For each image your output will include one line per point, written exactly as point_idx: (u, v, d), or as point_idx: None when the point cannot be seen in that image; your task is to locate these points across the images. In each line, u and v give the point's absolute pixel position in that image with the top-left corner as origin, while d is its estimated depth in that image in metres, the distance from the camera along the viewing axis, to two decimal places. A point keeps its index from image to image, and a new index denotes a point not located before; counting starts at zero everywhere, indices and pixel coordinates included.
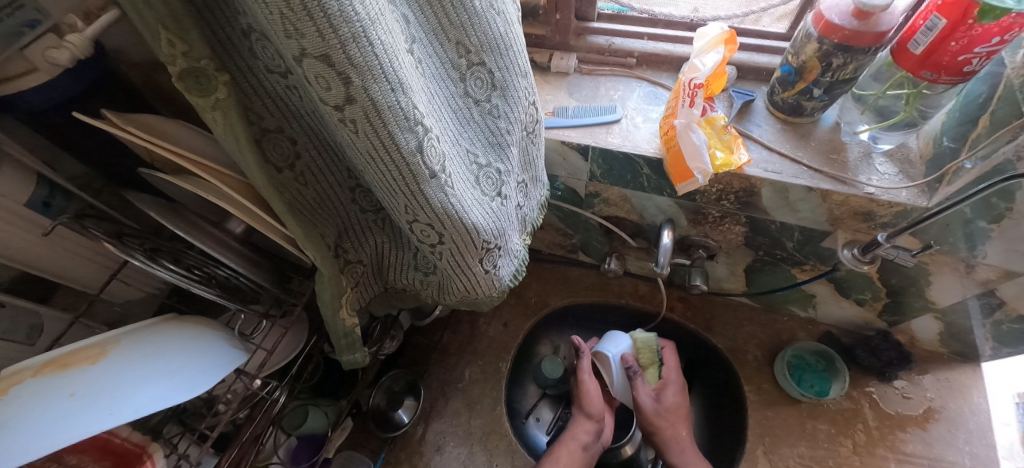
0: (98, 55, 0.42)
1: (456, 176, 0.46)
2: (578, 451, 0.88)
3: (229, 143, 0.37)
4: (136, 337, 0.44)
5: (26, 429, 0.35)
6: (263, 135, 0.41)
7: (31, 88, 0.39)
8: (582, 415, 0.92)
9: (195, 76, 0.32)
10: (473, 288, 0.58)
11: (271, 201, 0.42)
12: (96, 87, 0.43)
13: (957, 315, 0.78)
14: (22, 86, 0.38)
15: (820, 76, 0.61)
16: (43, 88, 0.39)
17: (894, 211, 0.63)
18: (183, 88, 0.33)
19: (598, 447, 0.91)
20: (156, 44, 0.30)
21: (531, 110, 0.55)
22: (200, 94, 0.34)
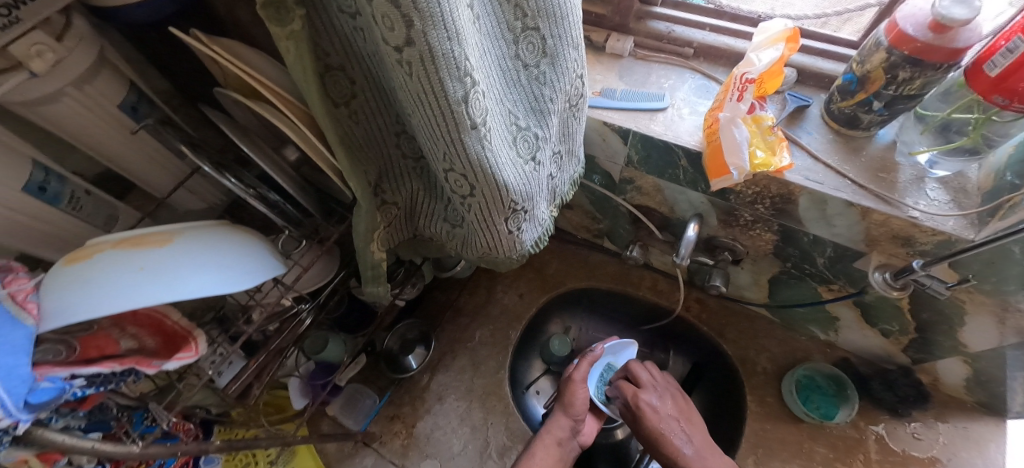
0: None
1: (495, 132, 0.48)
2: (555, 450, 0.84)
3: (297, 70, 0.40)
4: (198, 233, 0.50)
5: (101, 289, 0.41)
6: (326, 71, 0.44)
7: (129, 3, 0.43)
8: (563, 414, 0.88)
9: (276, 6, 0.35)
10: (495, 246, 0.60)
11: (326, 132, 0.45)
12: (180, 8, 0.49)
13: (987, 362, 0.75)
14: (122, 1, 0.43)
15: (883, 89, 0.58)
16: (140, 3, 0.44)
17: (936, 240, 0.60)
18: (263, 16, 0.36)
19: (576, 450, 0.88)
20: None
21: (577, 83, 0.56)
22: (277, 23, 0.36)
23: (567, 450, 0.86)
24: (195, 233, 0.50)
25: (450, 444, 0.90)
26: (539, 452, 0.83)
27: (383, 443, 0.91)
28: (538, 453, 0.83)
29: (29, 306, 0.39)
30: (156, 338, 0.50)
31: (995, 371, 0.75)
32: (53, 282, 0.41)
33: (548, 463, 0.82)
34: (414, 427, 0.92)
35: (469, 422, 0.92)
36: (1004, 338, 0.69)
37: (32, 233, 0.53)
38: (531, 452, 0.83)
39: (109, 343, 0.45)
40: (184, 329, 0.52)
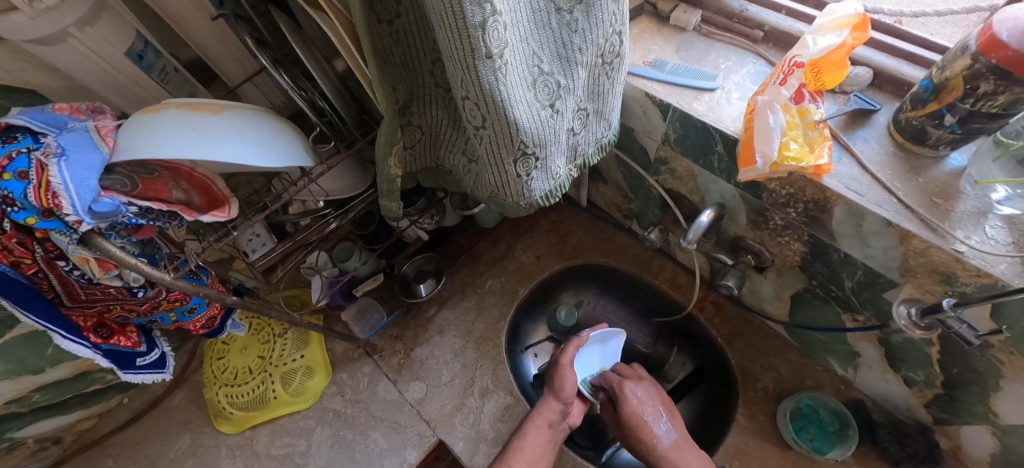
0: None
1: (513, 69, 0.49)
2: (545, 431, 0.83)
3: None
4: (247, 109, 0.55)
5: (160, 138, 0.47)
6: None
7: None
8: (553, 397, 0.87)
9: None
10: (503, 187, 0.62)
11: (363, 44, 0.47)
12: None
13: (1020, 439, 0.66)
14: None
15: (959, 101, 0.52)
16: None
17: (979, 283, 0.54)
18: None
19: (566, 432, 0.87)
20: None
21: (612, 39, 0.56)
22: None
23: (557, 431, 0.85)
24: (245, 109, 0.55)
25: (440, 374, 0.97)
26: (529, 432, 0.83)
27: (383, 357, 0.99)
28: (530, 434, 0.82)
29: (108, 140, 0.48)
30: (203, 197, 0.57)
31: None
32: (127, 124, 0.48)
33: (538, 445, 0.81)
34: (412, 350, 0.99)
35: (461, 359, 0.97)
36: None
37: (127, 95, 0.62)
38: (522, 434, 0.82)
39: (163, 189, 0.53)
40: (226, 196, 0.59)
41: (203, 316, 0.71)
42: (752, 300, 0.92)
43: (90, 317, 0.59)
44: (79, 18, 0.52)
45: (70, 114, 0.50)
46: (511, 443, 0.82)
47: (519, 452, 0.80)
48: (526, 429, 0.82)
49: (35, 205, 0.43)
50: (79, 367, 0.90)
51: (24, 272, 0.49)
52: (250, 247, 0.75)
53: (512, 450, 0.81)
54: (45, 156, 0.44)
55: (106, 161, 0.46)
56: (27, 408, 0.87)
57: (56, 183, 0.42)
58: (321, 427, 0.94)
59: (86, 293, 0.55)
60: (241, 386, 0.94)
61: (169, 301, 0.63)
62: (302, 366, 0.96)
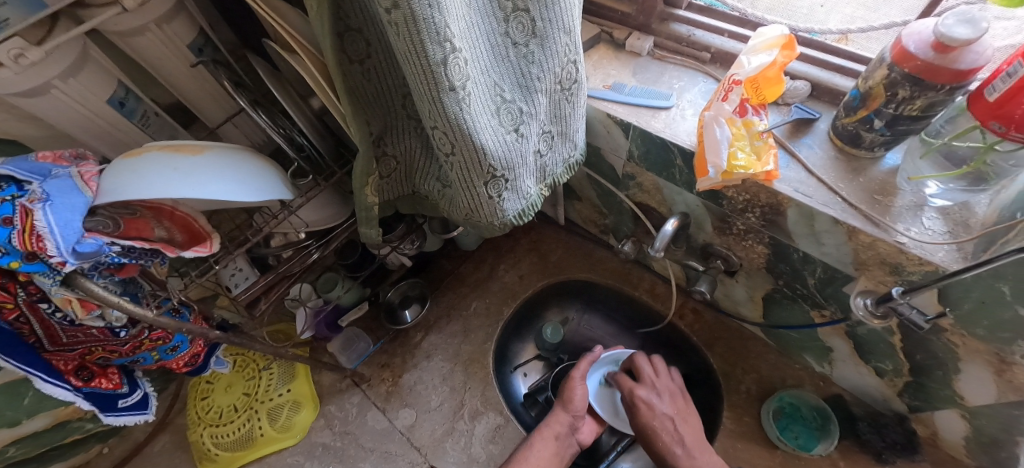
0: None
1: (477, 98, 0.53)
2: (553, 444, 0.84)
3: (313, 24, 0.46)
4: (225, 147, 0.57)
5: (143, 181, 0.49)
6: (343, 31, 0.50)
7: None
8: (562, 410, 0.88)
9: None
10: (477, 208, 0.65)
11: (335, 83, 0.51)
12: None
13: (987, 419, 0.69)
14: None
15: (883, 107, 0.57)
16: None
17: (924, 270, 0.58)
18: None
19: (574, 447, 0.87)
20: None
21: (569, 67, 0.60)
22: None
23: (564, 446, 0.86)
24: (223, 147, 0.57)
25: (428, 399, 0.97)
26: (536, 446, 0.83)
27: (371, 386, 0.99)
28: (536, 446, 0.83)
29: (91, 184, 0.49)
30: (184, 235, 0.59)
31: (994, 431, 0.70)
32: (109, 169, 0.50)
33: (544, 456, 0.82)
34: (400, 377, 1.00)
35: (450, 383, 0.98)
36: (1002, 394, 0.64)
37: (110, 140, 0.65)
38: (530, 445, 0.83)
39: (145, 227, 0.55)
40: (207, 233, 0.61)
41: (185, 354, 0.71)
42: (727, 305, 0.95)
43: (70, 361, 0.59)
44: (63, 71, 0.55)
45: (52, 161, 0.52)
46: (516, 457, 0.82)
47: (525, 464, 0.80)
48: (533, 441, 0.83)
49: (19, 249, 0.44)
50: (58, 416, 0.88)
51: (6, 317, 0.50)
52: (232, 282, 0.76)
53: (516, 462, 0.81)
54: (30, 201, 0.45)
55: (90, 204, 0.48)
56: (2, 464, 0.85)
57: (40, 226, 0.44)
58: (309, 463, 0.93)
59: (67, 336, 0.55)
60: (227, 425, 0.93)
61: (152, 340, 0.63)
62: (288, 400, 0.96)
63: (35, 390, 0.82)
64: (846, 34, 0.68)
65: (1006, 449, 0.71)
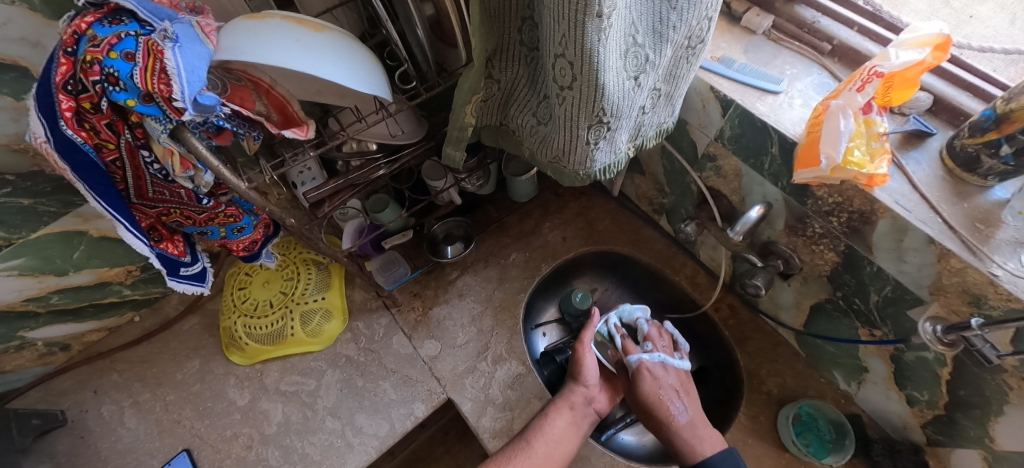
0: None
1: (613, 34, 0.50)
2: (568, 416, 0.84)
3: None
4: (342, 32, 0.55)
5: (262, 45, 0.48)
6: None
7: None
8: (576, 383, 0.88)
9: None
10: (570, 152, 0.64)
11: None
12: None
13: (1009, 465, 0.71)
14: None
15: (1019, 132, 0.54)
16: None
17: (1007, 307, 0.57)
18: None
19: (593, 419, 0.87)
20: None
21: (704, 23, 0.58)
22: None
23: (582, 416, 0.86)
24: (340, 32, 0.55)
25: (455, 335, 0.98)
26: (553, 416, 0.84)
27: (401, 312, 1.01)
28: (552, 417, 0.83)
29: (211, 38, 0.48)
30: (279, 115, 0.57)
31: None
32: (230, 28, 0.49)
33: (562, 427, 0.83)
34: (431, 309, 1.01)
35: (478, 325, 0.99)
36: None
37: (213, 5, 0.63)
38: (546, 415, 0.83)
39: (248, 99, 0.54)
40: (302, 119, 0.59)
41: (247, 238, 0.72)
42: (769, 306, 0.96)
43: (148, 218, 0.60)
44: None
45: (171, 8, 0.50)
46: (534, 425, 0.82)
47: (541, 433, 0.81)
48: (549, 411, 0.84)
49: (138, 88, 0.43)
50: (101, 276, 0.90)
51: (105, 158, 0.50)
52: (300, 179, 0.76)
53: (534, 430, 0.82)
54: (157, 39, 0.44)
55: (211, 56, 0.47)
56: (43, 309, 0.87)
57: (170, 66, 0.43)
58: (332, 370, 0.96)
59: (154, 191, 0.56)
60: (261, 318, 0.94)
61: (225, 215, 0.65)
62: (321, 307, 0.98)
63: (86, 246, 0.83)
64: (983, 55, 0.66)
65: None
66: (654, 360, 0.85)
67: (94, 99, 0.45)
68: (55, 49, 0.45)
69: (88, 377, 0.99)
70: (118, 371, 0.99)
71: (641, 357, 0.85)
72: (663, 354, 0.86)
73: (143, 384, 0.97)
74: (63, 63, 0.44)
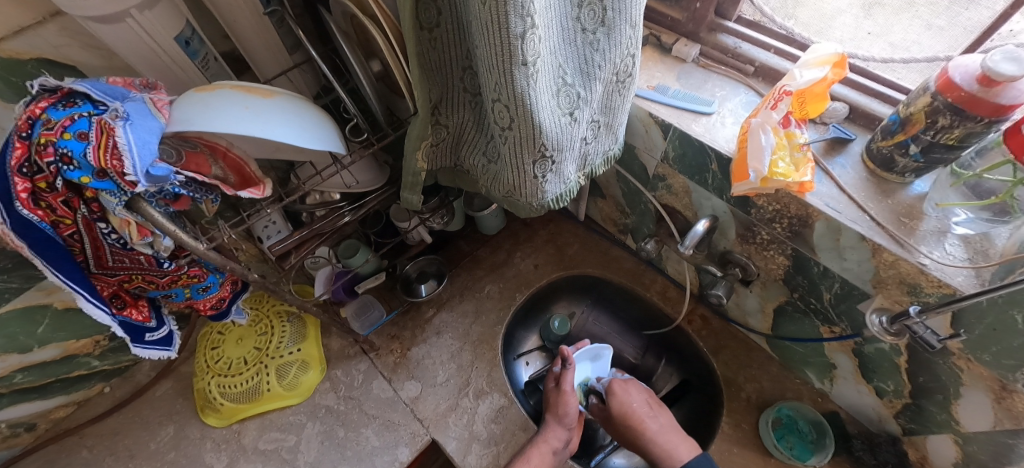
0: None
1: (542, 78, 0.54)
2: (549, 458, 0.84)
3: None
4: (292, 97, 0.58)
5: (213, 115, 0.51)
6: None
7: None
8: (555, 422, 0.89)
9: None
10: (520, 186, 0.67)
11: (409, 48, 0.53)
12: None
13: (979, 446, 0.73)
14: None
15: (921, 133, 0.59)
16: None
17: (941, 292, 0.60)
18: None
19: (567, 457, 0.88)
20: None
21: (628, 60, 0.63)
22: None
23: (559, 458, 0.86)
24: (290, 96, 0.58)
25: (435, 374, 0.98)
26: (533, 458, 0.83)
27: (379, 355, 1.01)
28: (534, 460, 0.83)
29: (164, 111, 0.51)
30: (236, 177, 0.59)
31: (985, 458, 0.73)
32: (182, 100, 0.52)
33: None
34: (408, 350, 1.01)
35: (458, 360, 1.00)
36: (999, 421, 0.67)
37: (168, 76, 0.65)
38: (527, 458, 0.83)
39: (204, 164, 0.56)
40: (259, 178, 0.61)
41: (215, 297, 0.73)
42: (737, 313, 0.99)
43: (109, 286, 0.61)
44: (141, 2, 0.55)
45: (124, 86, 0.53)
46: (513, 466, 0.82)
47: None
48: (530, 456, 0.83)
49: (92, 165, 0.46)
50: (67, 349, 0.88)
51: (62, 232, 0.51)
52: (265, 233, 0.76)
53: None
54: (109, 118, 0.47)
55: (163, 129, 0.50)
56: (7, 389, 0.84)
57: (120, 143, 0.46)
58: (312, 423, 0.95)
59: (114, 259, 0.58)
60: (235, 376, 0.93)
61: (188, 276, 0.66)
62: (297, 359, 0.97)
63: (50, 320, 0.81)
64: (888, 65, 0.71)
65: None
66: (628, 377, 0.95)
67: (49, 178, 0.47)
68: (11, 134, 0.47)
69: (59, 455, 0.96)
70: (89, 447, 0.96)
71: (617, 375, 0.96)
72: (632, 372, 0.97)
73: (116, 458, 0.95)
74: (18, 147, 0.47)
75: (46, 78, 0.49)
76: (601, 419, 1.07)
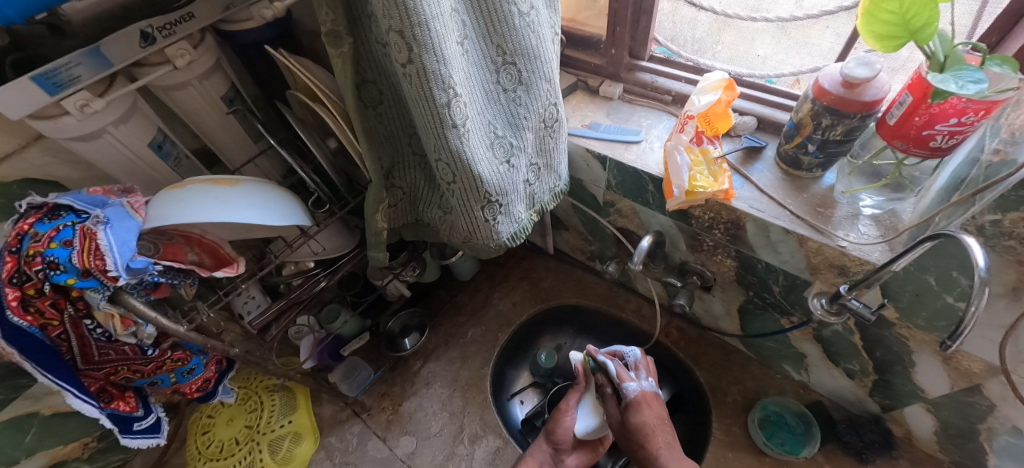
0: (278, 22, 0.72)
1: (474, 135, 0.62)
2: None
3: (341, 79, 0.56)
4: (257, 183, 0.64)
5: (185, 209, 0.57)
6: (361, 83, 0.60)
7: (246, 30, 0.69)
8: (543, 440, 0.91)
9: (332, 35, 0.51)
10: (475, 231, 0.74)
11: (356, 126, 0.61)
12: (280, 35, 0.73)
13: (948, 409, 0.76)
14: (242, 28, 0.68)
15: (812, 133, 0.68)
16: (254, 30, 0.69)
17: (865, 269, 0.66)
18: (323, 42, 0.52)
19: None
20: (319, 12, 0.50)
21: (552, 109, 0.71)
22: (333, 47, 0.52)
23: None
24: (255, 183, 0.64)
25: (429, 426, 1.00)
26: None
27: (371, 415, 1.02)
28: None
29: (140, 211, 0.57)
30: (212, 260, 0.65)
31: (957, 421, 0.76)
32: (156, 199, 0.58)
33: None
34: (400, 405, 1.03)
35: (449, 408, 1.02)
36: (954, 381, 0.71)
37: (143, 179, 0.72)
38: None
39: (180, 252, 0.61)
40: (233, 257, 0.67)
41: (199, 378, 0.76)
42: (708, 320, 1.04)
43: (96, 381, 0.65)
44: (116, 118, 0.63)
45: (103, 194, 0.59)
46: None
47: None
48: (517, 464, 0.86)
49: (77, 266, 0.51)
50: (56, 456, 0.88)
51: (50, 334, 0.56)
52: (245, 309, 0.79)
53: None
54: (91, 224, 0.52)
55: (141, 227, 0.56)
56: None
57: (103, 244, 0.51)
58: None
59: (100, 354, 0.61)
60: (227, 459, 0.94)
61: (172, 361, 0.69)
62: (289, 431, 0.98)
63: (38, 427, 0.82)
64: (799, 77, 0.81)
65: (972, 439, 0.78)
66: (648, 384, 0.83)
67: (37, 284, 0.52)
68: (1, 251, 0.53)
69: None
70: None
71: (638, 383, 0.82)
72: (653, 381, 0.84)
73: None
74: (8, 261, 0.52)
75: (32, 198, 0.55)
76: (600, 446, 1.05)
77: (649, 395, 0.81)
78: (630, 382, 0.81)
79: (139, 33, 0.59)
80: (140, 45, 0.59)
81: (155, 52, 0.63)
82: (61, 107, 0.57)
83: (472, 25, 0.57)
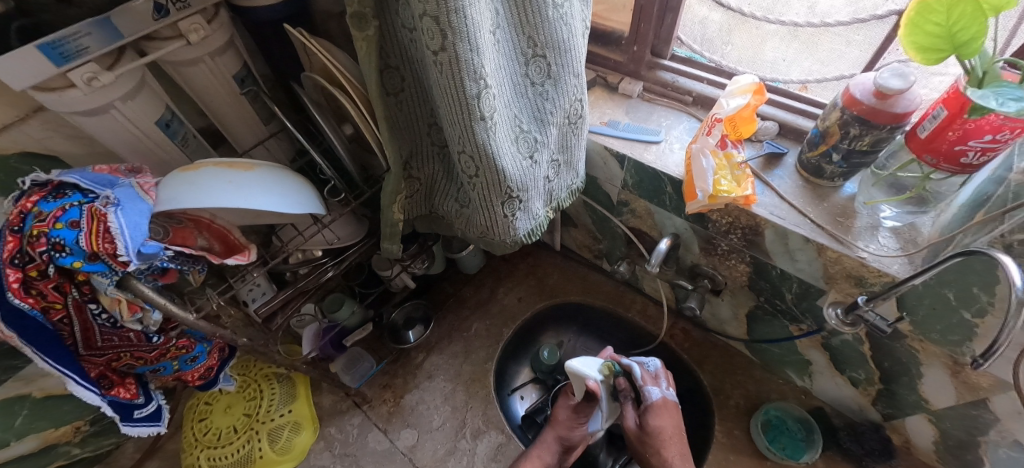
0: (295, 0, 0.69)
1: (500, 128, 0.60)
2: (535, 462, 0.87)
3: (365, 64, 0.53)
4: (271, 168, 0.62)
5: (199, 192, 0.54)
6: (385, 68, 0.58)
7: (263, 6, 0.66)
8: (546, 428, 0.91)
9: (359, 16, 0.49)
10: (493, 226, 0.72)
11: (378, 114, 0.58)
12: (297, 13, 0.71)
13: (950, 421, 0.77)
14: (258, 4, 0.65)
15: (839, 142, 0.67)
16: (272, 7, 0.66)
17: (883, 281, 0.66)
18: (349, 23, 0.49)
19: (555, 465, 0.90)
20: None
21: (577, 105, 0.70)
22: (359, 29, 0.50)
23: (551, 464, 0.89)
24: (270, 168, 0.62)
25: (431, 419, 0.99)
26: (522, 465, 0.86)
27: (372, 407, 1.01)
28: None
29: (151, 193, 0.54)
30: (221, 246, 0.62)
31: (958, 433, 0.78)
32: (167, 181, 0.55)
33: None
34: (402, 397, 1.02)
35: (452, 402, 1.01)
36: (960, 395, 0.72)
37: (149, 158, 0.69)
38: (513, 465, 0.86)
39: (190, 237, 0.59)
40: (243, 244, 0.64)
41: (202, 366, 0.74)
42: (715, 324, 1.04)
43: (97, 367, 0.62)
44: (124, 93, 0.60)
45: (110, 173, 0.56)
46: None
47: None
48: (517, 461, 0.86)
49: (85, 250, 0.48)
50: (46, 439, 0.86)
51: (52, 318, 0.53)
52: (250, 296, 0.78)
53: None
54: (100, 205, 0.50)
55: (152, 210, 0.53)
56: None
57: (113, 227, 0.49)
58: None
59: (103, 339, 0.59)
60: (224, 447, 0.92)
61: (177, 348, 0.67)
62: (289, 421, 0.96)
63: (29, 410, 0.79)
64: (805, 84, 0.81)
65: (970, 450, 0.79)
66: (671, 394, 0.86)
67: (41, 266, 0.49)
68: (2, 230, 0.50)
69: None
70: None
71: (662, 390, 0.86)
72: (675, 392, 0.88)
73: None
74: (10, 240, 0.49)
75: (37, 174, 0.53)
76: (600, 444, 1.05)
77: (670, 402, 0.85)
78: (654, 387, 0.86)
79: (152, 6, 0.56)
80: (153, 18, 0.57)
81: (167, 25, 0.60)
82: (67, 79, 0.54)
83: (504, 14, 0.55)
